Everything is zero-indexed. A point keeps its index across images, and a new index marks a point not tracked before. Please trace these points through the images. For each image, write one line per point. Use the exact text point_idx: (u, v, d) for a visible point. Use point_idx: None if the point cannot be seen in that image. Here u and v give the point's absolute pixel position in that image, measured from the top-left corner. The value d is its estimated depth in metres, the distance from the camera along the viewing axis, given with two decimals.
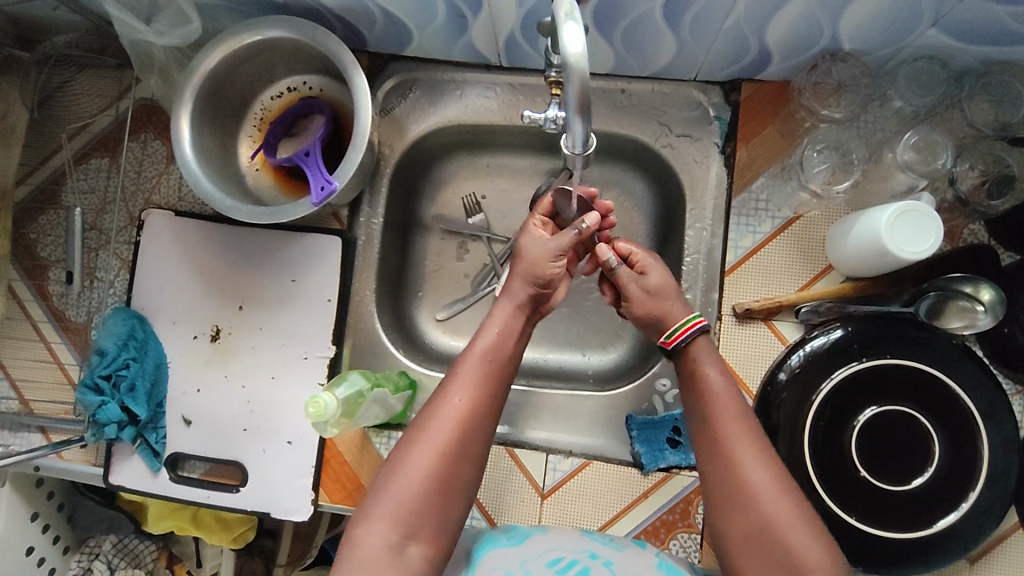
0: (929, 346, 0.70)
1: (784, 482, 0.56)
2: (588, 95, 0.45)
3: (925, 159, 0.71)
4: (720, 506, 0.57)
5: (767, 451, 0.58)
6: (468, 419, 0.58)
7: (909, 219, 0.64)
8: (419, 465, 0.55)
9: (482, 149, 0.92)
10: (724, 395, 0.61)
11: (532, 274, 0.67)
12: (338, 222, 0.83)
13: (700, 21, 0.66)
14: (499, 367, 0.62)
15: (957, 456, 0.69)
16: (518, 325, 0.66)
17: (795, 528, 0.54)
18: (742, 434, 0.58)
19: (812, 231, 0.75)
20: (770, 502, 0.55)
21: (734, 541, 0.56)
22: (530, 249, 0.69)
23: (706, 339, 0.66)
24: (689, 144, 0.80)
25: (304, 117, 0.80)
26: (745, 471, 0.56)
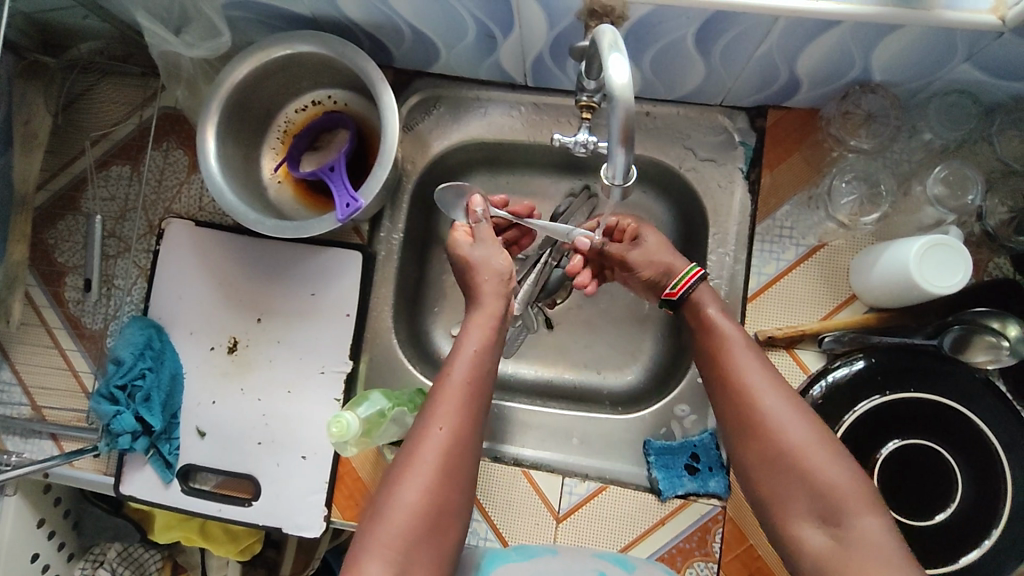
0: (952, 380, 0.70)
1: (800, 407, 0.60)
2: (631, 125, 0.45)
3: (956, 194, 0.71)
4: (743, 439, 0.61)
5: (783, 385, 0.61)
6: (449, 449, 0.59)
7: (938, 252, 0.63)
8: (407, 503, 0.56)
9: (503, 166, 0.92)
10: (735, 338, 0.65)
11: (489, 279, 0.69)
12: (359, 236, 0.83)
13: (732, 48, 0.66)
14: (477, 386, 0.62)
15: (980, 492, 0.69)
16: (494, 339, 0.65)
17: (814, 451, 0.57)
18: (758, 370, 0.62)
19: (836, 260, 0.75)
20: (788, 428, 0.58)
21: (755, 474, 0.59)
22: (475, 259, 0.70)
23: (707, 285, 0.71)
24: (714, 169, 0.79)
25: (328, 130, 0.80)
26: (762, 403, 0.60)
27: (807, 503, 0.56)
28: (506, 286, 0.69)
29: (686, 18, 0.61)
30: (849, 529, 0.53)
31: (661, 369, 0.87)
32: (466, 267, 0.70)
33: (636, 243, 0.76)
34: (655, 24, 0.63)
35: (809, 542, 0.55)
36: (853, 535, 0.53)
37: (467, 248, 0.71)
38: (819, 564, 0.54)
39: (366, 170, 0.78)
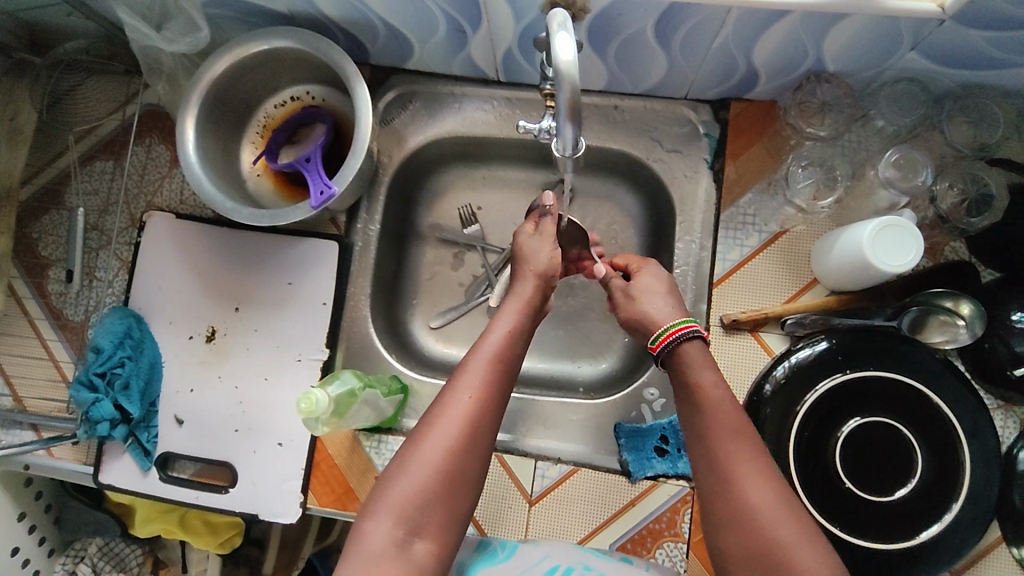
0: (910, 359, 0.72)
1: (786, 501, 0.54)
2: (579, 103, 0.47)
3: (906, 176, 0.71)
4: (720, 524, 0.55)
5: (767, 468, 0.56)
6: (476, 415, 0.58)
7: (890, 233, 0.66)
8: (427, 460, 0.56)
9: (479, 161, 0.94)
10: (725, 417, 0.59)
11: (539, 271, 0.71)
12: (336, 227, 0.85)
13: (691, 40, 0.69)
14: (508, 364, 0.63)
15: (940, 467, 0.70)
16: (523, 323, 0.66)
17: (800, 551, 0.52)
18: (743, 452, 0.57)
19: (797, 245, 0.77)
20: (773, 520, 0.53)
21: (731, 557, 0.54)
22: (530, 254, 0.73)
23: (701, 342, 0.64)
24: (679, 160, 0.82)
25: (307, 124, 0.83)
26: (748, 493, 0.54)
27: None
28: (546, 281, 0.71)
29: (645, 10, 0.64)
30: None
31: (633, 357, 0.89)
32: (520, 258, 0.74)
33: (626, 282, 0.73)
34: (617, 16, 0.66)
35: None
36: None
37: (529, 242, 0.74)
38: None
39: (342, 161, 0.80)
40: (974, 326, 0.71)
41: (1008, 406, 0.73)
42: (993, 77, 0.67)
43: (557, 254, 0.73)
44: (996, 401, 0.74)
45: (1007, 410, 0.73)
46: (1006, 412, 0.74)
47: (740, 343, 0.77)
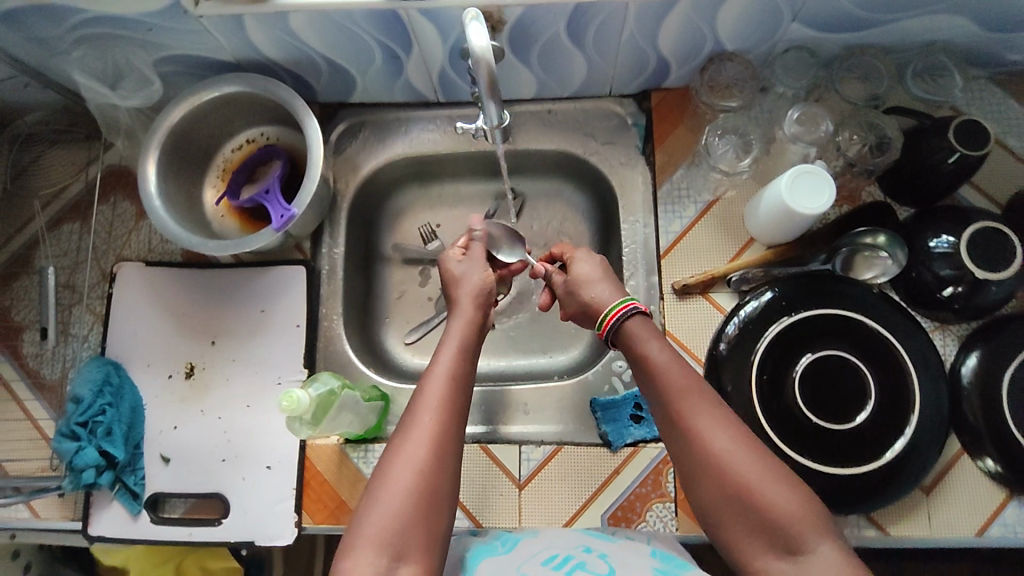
0: (849, 296, 0.78)
1: (749, 445, 0.58)
2: (497, 80, 0.53)
3: (810, 129, 0.80)
4: (700, 485, 0.58)
5: (730, 420, 0.60)
6: (439, 434, 0.61)
7: (806, 179, 0.72)
8: (401, 479, 0.58)
9: (432, 180, 1.00)
10: (676, 379, 0.63)
11: (471, 291, 0.77)
12: (301, 252, 0.89)
13: (602, 37, 0.77)
14: (464, 377, 0.66)
15: (890, 389, 0.75)
16: (471, 340, 0.70)
17: (768, 486, 0.56)
18: (706, 411, 0.61)
19: (731, 210, 0.84)
20: (742, 465, 0.57)
21: (717, 515, 0.57)
22: (461, 275, 0.79)
23: (642, 317, 0.69)
24: (613, 150, 0.89)
25: (264, 162, 0.88)
26: (714, 444, 0.58)
27: (775, 542, 0.54)
28: (483, 300, 0.76)
29: (557, 13, 0.72)
30: (810, 556, 0.53)
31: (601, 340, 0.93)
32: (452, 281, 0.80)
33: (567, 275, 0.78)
34: (531, 22, 0.73)
35: None
36: (814, 562, 0.53)
37: (456, 266, 0.80)
38: None
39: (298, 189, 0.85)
40: (897, 249, 0.78)
41: (944, 326, 0.80)
42: (867, 36, 0.77)
43: (486, 271, 0.80)
44: (932, 323, 0.81)
45: (943, 330, 0.80)
46: (943, 332, 0.80)
47: (694, 305, 0.82)
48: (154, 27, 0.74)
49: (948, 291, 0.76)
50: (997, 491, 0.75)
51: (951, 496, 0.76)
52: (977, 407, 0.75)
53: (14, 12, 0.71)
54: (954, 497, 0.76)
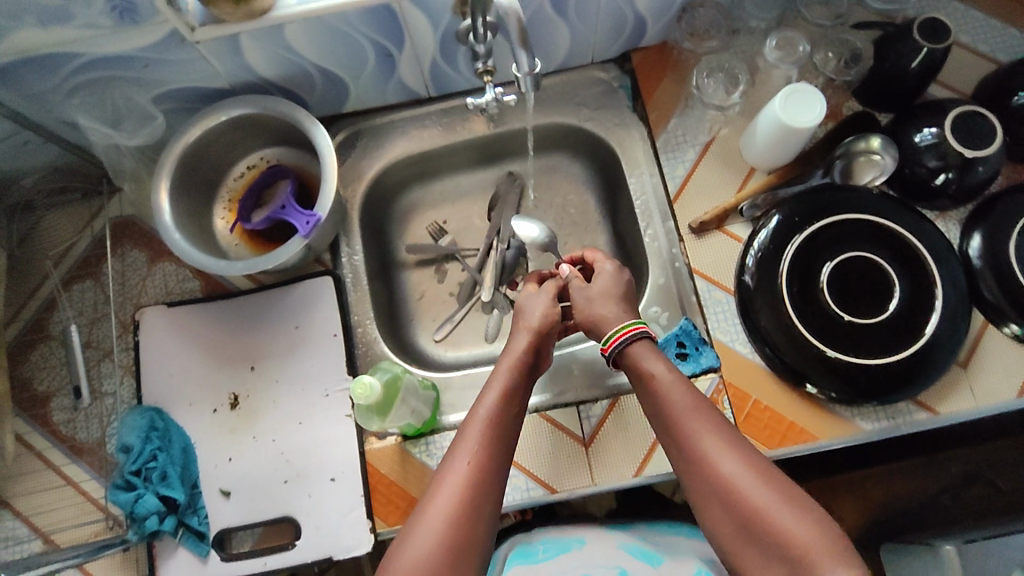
0: (857, 200, 0.82)
1: (760, 468, 0.59)
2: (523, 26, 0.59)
3: (789, 53, 0.88)
4: (711, 512, 0.59)
5: (738, 443, 0.62)
6: (477, 475, 0.60)
7: (798, 95, 0.78)
8: (432, 528, 0.56)
9: (433, 177, 1.03)
10: (688, 402, 0.65)
11: (536, 325, 0.75)
12: (323, 264, 0.89)
13: (583, 3, 0.81)
14: (505, 427, 0.65)
15: (914, 277, 0.79)
16: (516, 382, 0.69)
17: (781, 512, 0.56)
18: (713, 433, 0.62)
19: (728, 145, 0.88)
20: (752, 491, 0.58)
21: (729, 541, 0.58)
22: (527, 304, 0.78)
23: (649, 341, 0.71)
24: (604, 114, 0.94)
25: (269, 185, 0.88)
26: (722, 469, 0.60)
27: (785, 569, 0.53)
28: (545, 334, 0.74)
29: None
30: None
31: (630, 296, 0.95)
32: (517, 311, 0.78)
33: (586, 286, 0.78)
34: None
35: None
36: None
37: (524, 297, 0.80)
38: None
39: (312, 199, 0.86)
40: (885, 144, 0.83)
41: (945, 214, 0.86)
42: None
43: (552, 304, 0.77)
44: (933, 214, 0.87)
45: (945, 219, 0.86)
46: (944, 220, 0.86)
47: (713, 240, 0.86)
48: (149, 61, 0.74)
49: (941, 179, 0.81)
50: None
51: (987, 366, 0.80)
52: (991, 279, 0.80)
53: (9, 67, 0.71)
54: (990, 366, 0.80)
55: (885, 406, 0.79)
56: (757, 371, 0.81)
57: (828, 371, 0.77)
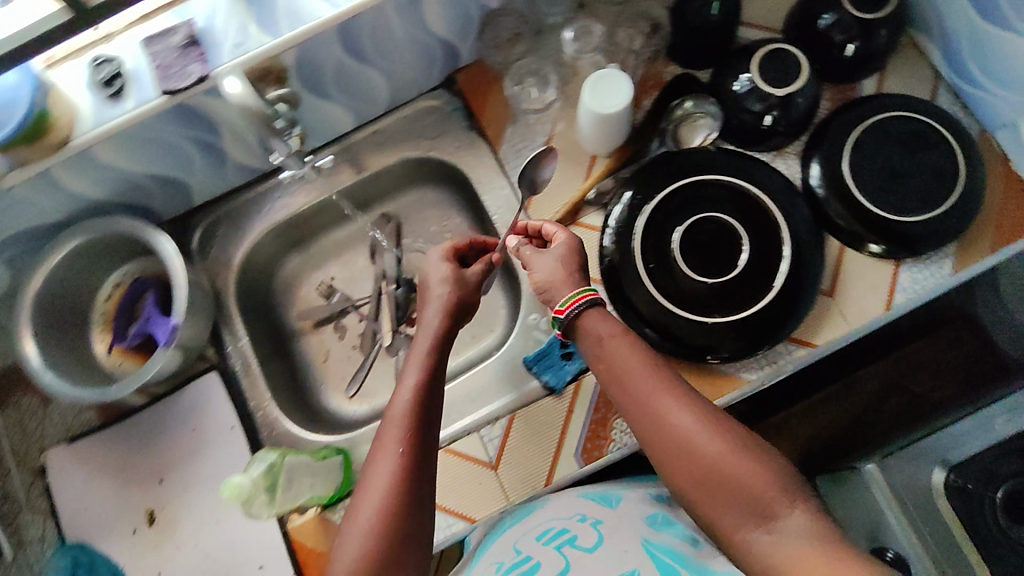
0: (693, 163, 0.84)
1: (711, 417, 0.62)
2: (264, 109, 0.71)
3: (588, 39, 0.90)
4: (668, 464, 0.62)
5: (688, 396, 0.64)
6: (406, 459, 0.61)
7: (603, 82, 0.79)
8: (370, 518, 0.58)
9: (308, 242, 1.02)
10: (636, 364, 0.66)
11: (443, 304, 0.72)
12: (208, 360, 0.89)
13: (380, 46, 0.80)
14: (424, 414, 0.64)
15: (760, 225, 0.81)
16: (434, 363, 0.67)
17: (732, 458, 0.59)
18: (663, 390, 0.64)
19: (566, 140, 0.89)
20: (707, 441, 0.60)
21: (685, 488, 0.61)
22: (437, 284, 0.74)
23: (597, 308, 0.70)
24: (446, 139, 0.95)
25: (136, 299, 0.88)
26: (676, 422, 0.62)
27: (742, 509, 0.58)
28: (451, 310, 0.72)
29: (325, 42, 0.75)
30: (781, 522, 0.56)
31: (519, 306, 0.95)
32: (430, 282, 0.75)
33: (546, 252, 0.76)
34: (309, 61, 0.77)
35: (755, 548, 0.57)
36: (784, 526, 0.56)
37: (442, 274, 0.75)
38: (763, 566, 0.56)
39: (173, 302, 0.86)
40: (705, 99, 0.87)
41: (781, 152, 0.88)
42: None
43: (467, 288, 0.75)
44: (771, 154, 0.88)
45: (783, 156, 0.88)
46: (781, 158, 0.88)
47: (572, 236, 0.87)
48: None
49: (768, 120, 0.82)
50: (886, 265, 0.83)
51: (851, 288, 0.83)
52: (836, 204, 0.83)
53: None
54: (854, 287, 0.83)
55: (766, 351, 0.81)
56: None
57: (703, 336, 0.79)
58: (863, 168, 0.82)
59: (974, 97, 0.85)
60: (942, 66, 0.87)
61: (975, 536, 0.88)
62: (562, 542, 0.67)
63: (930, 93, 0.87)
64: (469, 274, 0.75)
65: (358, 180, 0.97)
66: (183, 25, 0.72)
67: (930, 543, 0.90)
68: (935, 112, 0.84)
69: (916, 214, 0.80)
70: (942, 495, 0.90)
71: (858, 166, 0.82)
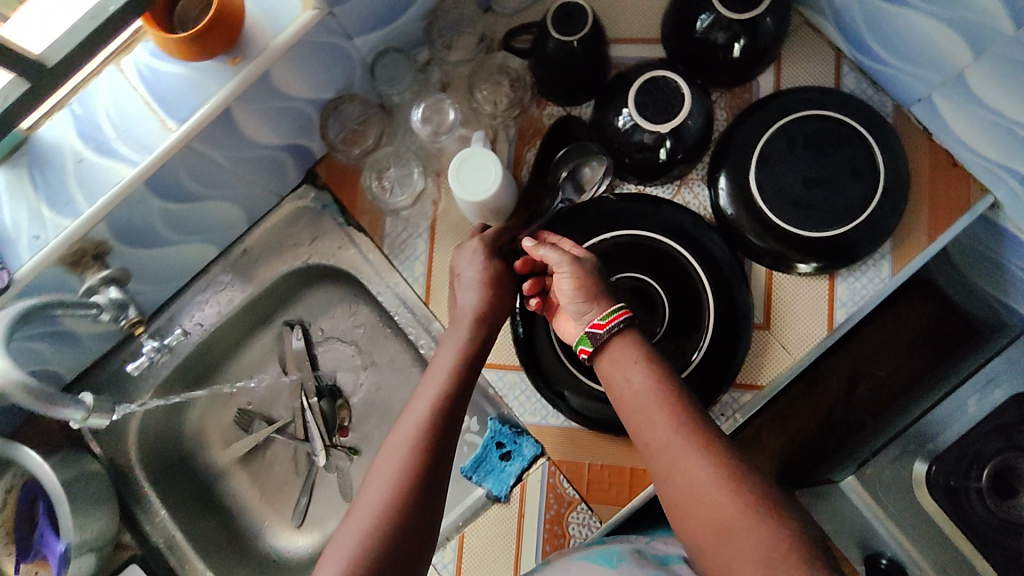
0: (596, 217, 0.77)
1: (737, 473, 0.54)
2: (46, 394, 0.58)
3: (439, 122, 0.80)
4: (683, 512, 0.55)
5: (714, 443, 0.56)
6: (417, 463, 0.58)
7: (468, 164, 0.69)
8: (369, 516, 0.55)
9: (212, 377, 0.90)
10: (653, 399, 0.58)
11: (472, 312, 0.68)
12: (128, 546, 0.83)
13: (206, 178, 0.70)
14: (446, 427, 0.60)
15: (670, 275, 0.76)
16: (465, 373, 0.64)
17: (752, 526, 0.51)
18: (681, 433, 0.56)
19: (451, 218, 0.80)
20: (728, 500, 0.52)
21: (697, 544, 0.54)
22: (466, 277, 0.72)
23: (624, 335, 0.62)
24: (323, 241, 0.84)
25: (30, 511, 0.80)
26: (691, 472, 0.54)
27: None
28: (487, 318, 0.69)
29: (139, 200, 0.64)
30: None
31: None
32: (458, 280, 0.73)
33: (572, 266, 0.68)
34: (128, 222, 0.66)
35: None
36: None
37: (466, 270, 0.72)
38: None
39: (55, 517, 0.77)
40: (586, 148, 0.78)
41: (686, 180, 0.80)
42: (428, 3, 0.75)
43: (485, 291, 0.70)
44: (675, 185, 0.80)
45: (687, 184, 0.80)
46: (686, 187, 0.80)
47: None
48: None
49: (664, 153, 0.73)
50: (821, 280, 0.75)
51: (787, 315, 0.76)
52: (754, 229, 0.74)
53: None
54: (790, 313, 0.76)
55: (711, 409, 0.74)
56: (578, 433, 0.76)
57: None
58: (771, 187, 0.74)
59: (880, 73, 0.77)
60: (841, 44, 0.79)
61: (965, 528, 0.77)
62: None
63: (834, 79, 0.80)
64: (499, 271, 0.72)
65: (236, 295, 0.85)
66: None
67: (923, 544, 0.78)
68: (842, 102, 0.76)
69: (839, 227, 0.72)
70: (922, 487, 0.79)
71: (766, 185, 0.74)
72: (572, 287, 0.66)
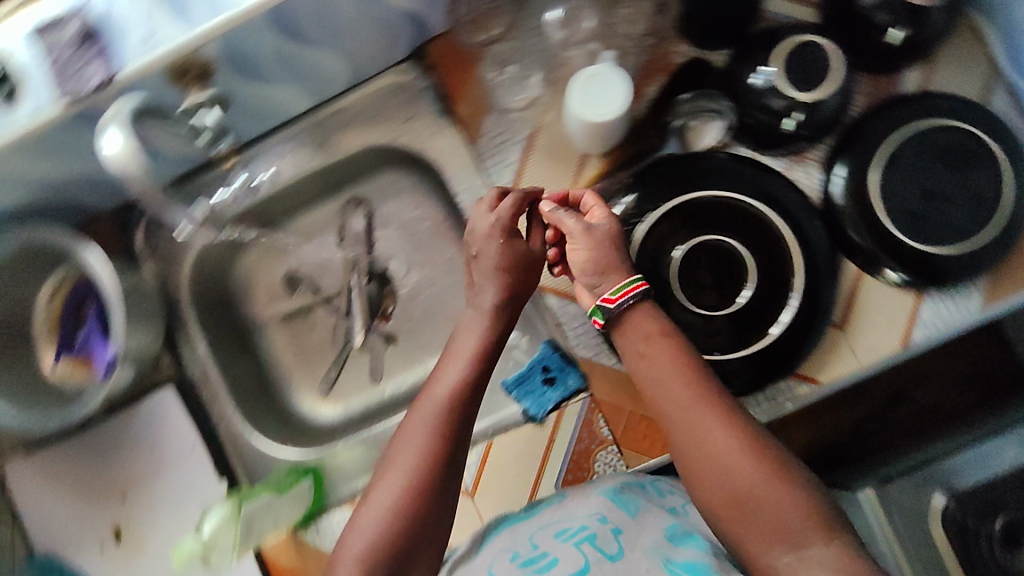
0: (704, 172, 0.74)
1: (750, 435, 0.53)
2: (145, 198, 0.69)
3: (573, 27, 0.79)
4: (696, 477, 0.53)
5: (726, 407, 0.54)
6: (442, 439, 0.57)
7: (597, 81, 0.67)
8: (393, 491, 0.55)
9: (272, 228, 0.89)
10: (671, 367, 0.56)
11: (499, 264, 0.64)
12: (165, 369, 0.85)
13: (324, 23, 0.67)
14: (468, 398, 0.59)
15: (763, 247, 0.73)
16: (491, 341, 0.62)
17: (768, 486, 0.50)
18: (695, 398, 0.54)
19: (555, 131, 0.80)
20: (743, 464, 0.51)
21: (710, 506, 0.52)
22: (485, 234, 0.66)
23: (650, 301, 0.59)
24: (417, 123, 0.82)
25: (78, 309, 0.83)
26: (708, 437, 0.53)
27: (772, 540, 0.49)
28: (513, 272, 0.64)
29: (256, 29, 0.62)
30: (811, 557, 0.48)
31: None
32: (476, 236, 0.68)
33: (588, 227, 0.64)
34: (239, 50, 0.64)
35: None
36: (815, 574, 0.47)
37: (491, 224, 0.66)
38: None
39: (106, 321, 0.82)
40: (711, 97, 0.76)
41: (801, 159, 0.76)
42: None
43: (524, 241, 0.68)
44: (788, 160, 0.76)
45: (802, 164, 0.76)
46: (802, 166, 0.76)
47: None
48: None
49: (789, 123, 0.70)
50: (906, 295, 0.73)
51: (864, 320, 0.74)
52: (858, 224, 0.72)
53: None
54: (868, 319, 0.74)
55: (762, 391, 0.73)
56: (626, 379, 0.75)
57: None
58: (893, 186, 0.70)
59: None
60: (1000, 59, 0.74)
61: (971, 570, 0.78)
62: (582, 541, 0.56)
63: (985, 94, 0.74)
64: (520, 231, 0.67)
65: (312, 158, 0.84)
66: (75, 14, 0.59)
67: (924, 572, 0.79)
68: (982, 120, 0.72)
69: (948, 247, 0.69)
70: (936, 520, 0.80)
71: (889, 184, 0.70)
72: (584, 255, 0.62)
